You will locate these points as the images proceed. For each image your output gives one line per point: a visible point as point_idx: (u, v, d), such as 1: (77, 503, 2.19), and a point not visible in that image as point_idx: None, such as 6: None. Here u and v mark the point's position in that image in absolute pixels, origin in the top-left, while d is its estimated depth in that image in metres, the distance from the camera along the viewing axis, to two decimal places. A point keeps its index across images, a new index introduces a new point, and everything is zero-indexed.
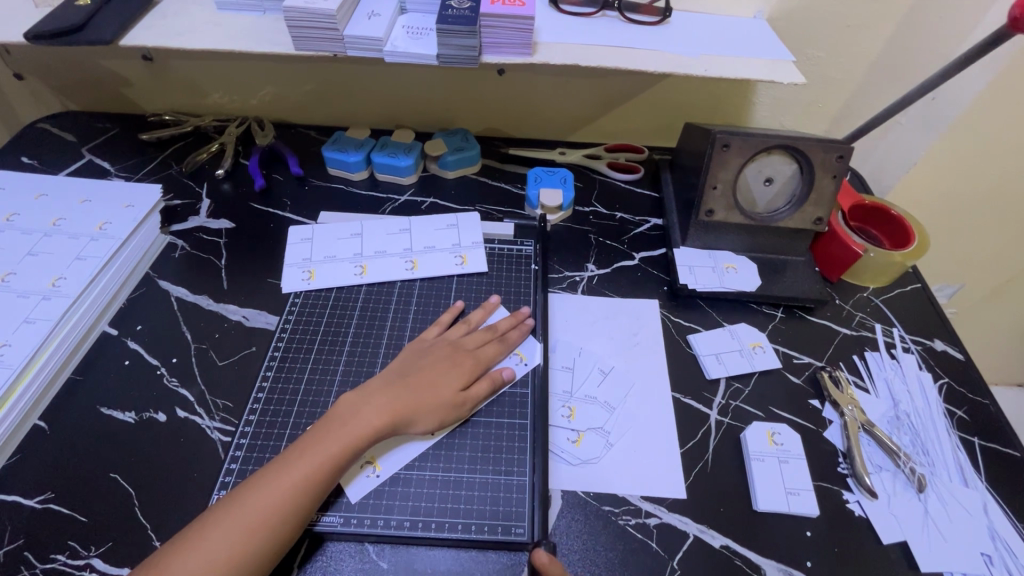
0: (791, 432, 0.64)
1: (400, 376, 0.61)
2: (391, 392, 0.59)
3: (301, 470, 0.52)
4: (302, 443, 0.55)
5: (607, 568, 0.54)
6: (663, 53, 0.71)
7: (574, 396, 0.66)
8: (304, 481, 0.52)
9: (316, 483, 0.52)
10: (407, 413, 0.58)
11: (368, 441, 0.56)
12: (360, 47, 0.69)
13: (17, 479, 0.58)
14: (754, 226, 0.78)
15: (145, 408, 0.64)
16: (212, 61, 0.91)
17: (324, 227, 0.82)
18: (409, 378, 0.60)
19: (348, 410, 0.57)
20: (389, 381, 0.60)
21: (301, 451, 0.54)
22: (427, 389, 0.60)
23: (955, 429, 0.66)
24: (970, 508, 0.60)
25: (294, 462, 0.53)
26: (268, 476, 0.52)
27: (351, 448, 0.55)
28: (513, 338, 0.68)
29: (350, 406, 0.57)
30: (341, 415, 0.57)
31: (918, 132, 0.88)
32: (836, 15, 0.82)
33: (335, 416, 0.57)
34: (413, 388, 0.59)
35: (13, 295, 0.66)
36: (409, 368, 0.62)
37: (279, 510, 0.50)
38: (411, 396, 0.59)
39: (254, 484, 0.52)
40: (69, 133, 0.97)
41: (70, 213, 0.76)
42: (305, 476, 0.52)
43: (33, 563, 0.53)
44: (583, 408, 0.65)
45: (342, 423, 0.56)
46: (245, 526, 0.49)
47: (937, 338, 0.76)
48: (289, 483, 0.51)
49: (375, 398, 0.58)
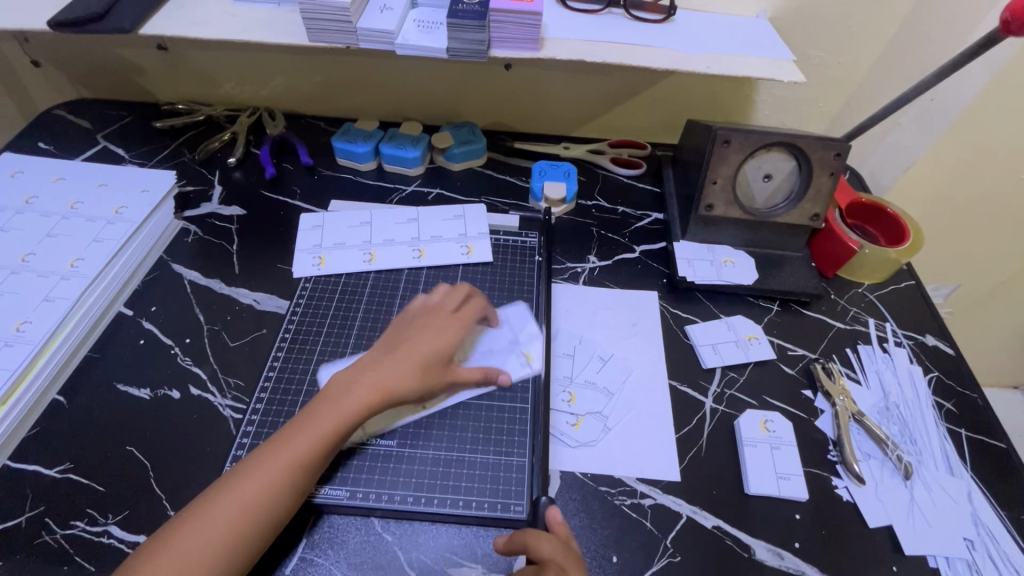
0: (784, 420, 0.66)
1: (386, 351, 0.61)
2: (379, 367, 0.59)
3: (297, 449, 0.53)
4: (297, 421, 0.56)
5: (603, 545, 0.57)
6: (666, 50, 0.73)
7: (574, 382, 0.68)
8: (302, 459, 0.53)
9: (314, 460, 0.54)
10: (397, 386, 0.58)
11: (360, 416, 0.56)
12: (372, 40, 0.71)
13: (37, 450, 0.60)
14: (753, 222, 0.80)
15: (160, 385, 0.66)
16: (225, 52, 0.93)
17: (333, 216, 0.84)
18: (395, 352, 0.61)
19: (338, 387, 0.58)
20: (376, 356, 0.61)
21: (297, 429, 0.55)
22: (414, 361, 0.60)
23: (943, 421, 0.68)
24: (955, 495, 0.62)
25: (290, 440, 0.54)
26: (266, 455, 0.53)
27: (344, 424, 0.56)
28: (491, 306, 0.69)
29: (341, 383, 0.58)
30: (332, 392, 0.57)
31: (916, 133, 0.90)
32: (837, 15, 0.84)
33: (327, 394, 0.58)
34: (399, 360, 0.60)
35: (33, 275, 0.69)
36: (395, 342, 0.62)
37: (280, 488, 0.52)
38: (397, 369, 0.59)
39: (253, 463, 0.53)
40: (84, 119, 0.99)
41: (88, 197, 0.78)
42: (303, 452, 0.54)
43: (53, 528, 0.55)
44: (583, 393, 0.67)
45: (334, 399, 0.57)
46: (246, 504, 0.50)
47: (929, 334, 0.77)
48: (287, 457, 0.53)
49: (364, 374, 0.59)
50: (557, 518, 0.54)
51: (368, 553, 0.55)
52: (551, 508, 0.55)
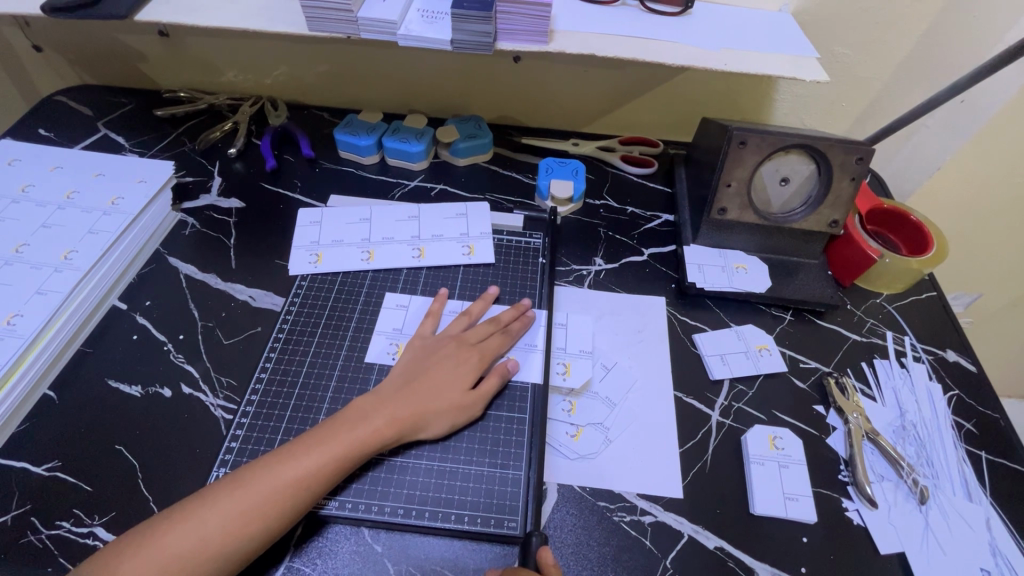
0: (794, 437, 0.63)
1: (407, 379, 0.61)
2: (399, 397, 0.58)
3: (305, 465, 0.52)
4: (311, 437, 0.55)
5: (599, 563, 0.55)
6: (682, 45, 0.69)
7: (568, 352, 0.69)
8: (307, 476, 0.52)
9: (320, 480, 0.52)
10: (415, 419, 0.58)
11: (374, 446, 0.55)
12: (374, 30, 0.68)
13: (26, 446, 0.59)
14: (768, 227, 0.77)
15: (152, 383, 0.65)
16: (227, 39, 0.91)
17: (333, 211, 0.82)
18: (415, 383, 0.60)
19: (357, 412, 0.57)
20: (397, 384, 0.60)
21: (309, 445, 0.54)
22: (434, 394, 0.59)
23: (962, 442, 0.65)
24: (972, 522, 0.59)
25: (300, 455, 0.53)
26: (272, 465, 0.52)
27: (358, 451, 0.54)
28: (516, 330, 0.67)
29: (361, 408, 0.57)
30: (351, 415, 0.57)
31: (944, 136, 0.86)
32: (865, 10, 0.79)
33: (346, 416, 0.56)
34: (420, 393, 0.59)
35: (27, 266, 0.67)
36: (416, 371, 0.61)
37: (278, 502, 0.50)
38: (417, 402, 0.58)
39: (256, 471, 0.52)
40: (86, 106, 0.97)
41: (84, 186, 0.77)
42: (309, 465, 0.52)
43: (39, 528, 0.54)
44: (577, 363, 0.68)
45: (351, 423, 0.56)
46: (241, 515, 0.49)
47: (949, 349, 0.74)
48: (292, 469, 0.52)
49: (384, 402, 0.58)
50: (550, 560, 0.51)
51: (357, 564, 0.53)
52: (543, 549, 0.52)
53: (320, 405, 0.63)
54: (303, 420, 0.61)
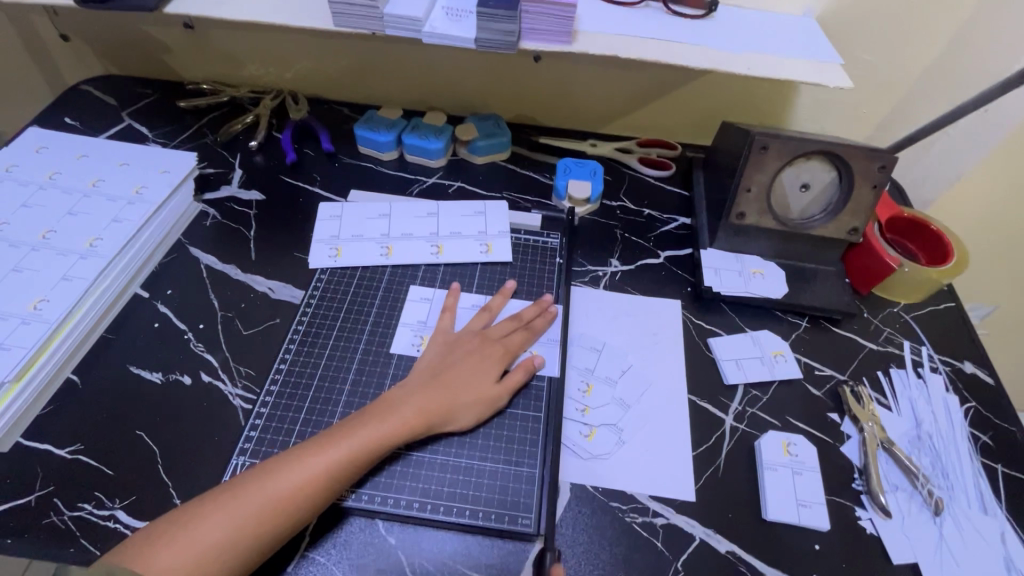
0: (808, 444, 0.63)
1: (433, 373, 0.61)
2: (426, 391, 0.59)
3: (333, 458, 0.53)
4: (337, 430, 0.55)
5: (610, 563, 0.55)
6: (705, 48, 0.69)
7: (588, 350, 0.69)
8: (335, 468, 0.52)
9: (346, 473, 0.53)
10: (443, 412, 0.58)
11: (400, 440, 0.56)
12: (399, 27, 0.69)
13: (49, 428, 0.61)
14: (786, 233, 0.76)
15: (172, 370, 0.66)
16: (252, 33, 0.92)
17: (352, 206, 0.82)
18: (442, 376, 0.61)
19: (384, 406, 0.57)
20: (423, 378, 0.61)
21: (336, 438, 0.54)
22: (461, 387, 0.60)
23: (978, 454, 0.65)
24: (986, 535, 0.58)
25: (328, 448, 0.53)
26: (300, 457, 0.53)
27: (386, 444, 0.55)
28: (538, 326, 0.68)
29: (388, 402, 0.58)
30: (378, 408, 0.57)
31: (967, 146, 0.85)
32: (890, 17, 0.79)
33: (373, 410, 0.57)
34: (447, 386, 0.60)
35: (53, 253, 0.69)
36: (442, 366, 0.62)
37: (307, 494, 0.51)
38: (445, 395, 0.59)
39: (283, 463, 0.52)
40: (110, 96, 0.99)
41: (109, 175, 0.78)
42: (337, 459, 0.53)
43: (62, 509, 0.55)
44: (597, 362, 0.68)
45: (378, 416, 0.56)
46: (271, 506, 0.50)
47: (967, 360, 0.73)
48: (320, 462, 0.52)
49: (410, 396, 0.58)
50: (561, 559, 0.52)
51: (372, 555, 0.54)
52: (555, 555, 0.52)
53: (338, 397, 0.63)
54: (321, 411, 0.62)
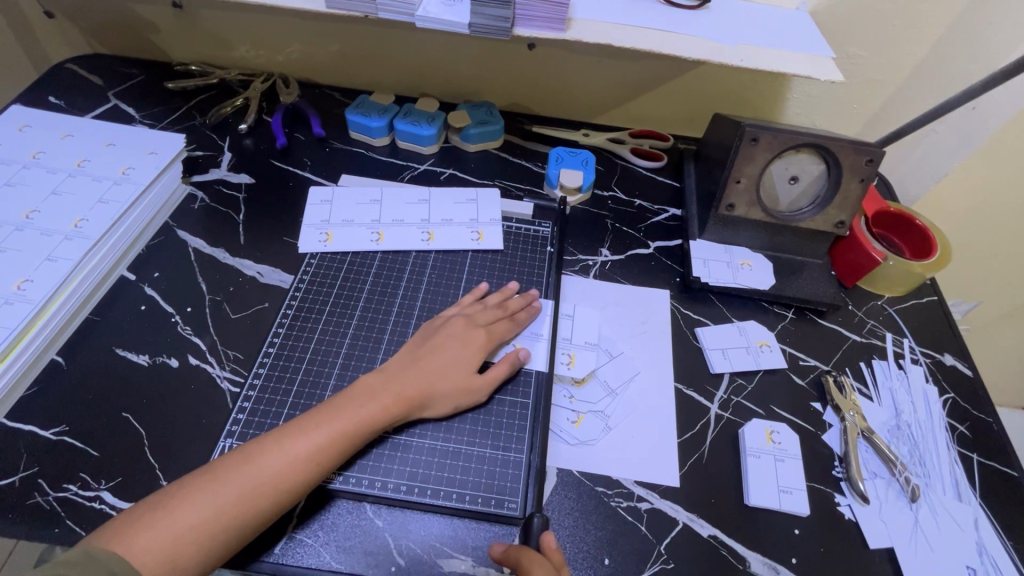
0: (790, 432, 0.64)
1: (411, 357, 0.62)
2: (405, 376, 0.59)
3: (315, 441, 0.53)
4: (319, 412, 0.55)
5: (595, 546, 0.56)
6: (699, 39, 0.69)
7: (575, 343, 0.70)
8: (317, 452, 0.53)
9: (327, 457, 0.53)
10: (420, 398, 0.59)
11: (381, 423, 0.56)
12: (392, 10, 0.68)
13: (34, 410, 0.60)
14: (773, 225, 0.77)
15: (159, 353, 0.66)
16: (242, 14, 0.91)
17: (343, 191, 0.82)
18: (421, 362, 0.61)
19: (363, 389, 0.58)
20: (404, 362, 0.61)
21: (318, 421, 0.54)
22: (441, 374, 0.60)
23: (955, 444, 0.66)
24: (960, 521, 0.60)
25: (309, 431, 0.54)
26: (279, 442, 0.53)
27: (366, 428, 0.55)
28: (522, 318, 0.68)
29: (369, 384, 0.58)
30: (357, 392, 0.57)
31: (953, 143, 0.86)
32: (880, 13, 0.79)
33: (353, 393, 0.57)
34: (425, 370, 0.60)
35: (37, 232, 0.68)
36: (422, 351, 0.62)
37: (288, 477, 0.51)
38: (420, 382, 0.59)
39: (266, 447, 0.52)
40: (96, 75, 0.97)
41: (94, 155, 0.77)
42: (320, 444, 0.53)
43: (46, 490, 0.55)
44: (576, 360, 0.68)
45: (358, 398, 0.57)
46: (253, 490, 0.50)
47: (947, 353, 0.75)
48: (302, 447, 0.52)
49: (390, 380, 0.59)
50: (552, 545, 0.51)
51: (358, 537, 0.54)
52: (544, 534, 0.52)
53: (327, 381, 0.63)
54: (309, 395, 0.62)
